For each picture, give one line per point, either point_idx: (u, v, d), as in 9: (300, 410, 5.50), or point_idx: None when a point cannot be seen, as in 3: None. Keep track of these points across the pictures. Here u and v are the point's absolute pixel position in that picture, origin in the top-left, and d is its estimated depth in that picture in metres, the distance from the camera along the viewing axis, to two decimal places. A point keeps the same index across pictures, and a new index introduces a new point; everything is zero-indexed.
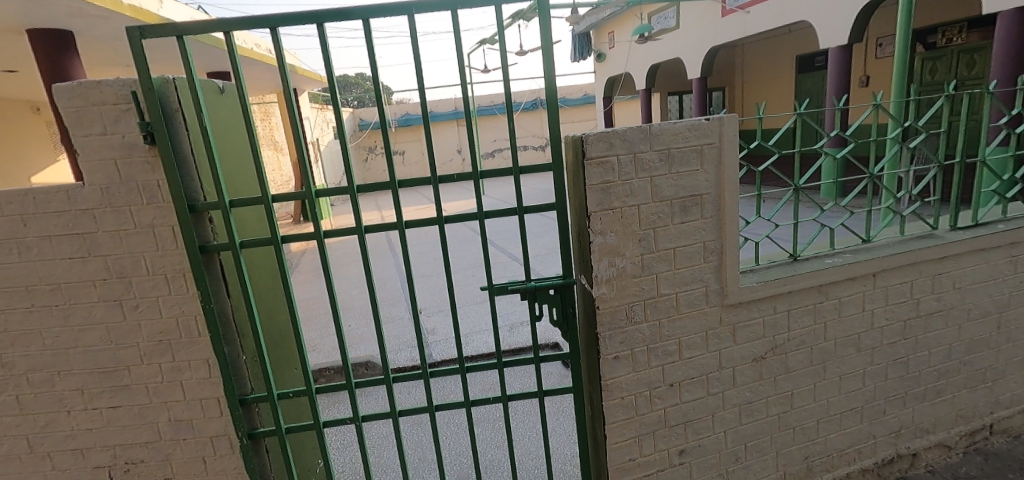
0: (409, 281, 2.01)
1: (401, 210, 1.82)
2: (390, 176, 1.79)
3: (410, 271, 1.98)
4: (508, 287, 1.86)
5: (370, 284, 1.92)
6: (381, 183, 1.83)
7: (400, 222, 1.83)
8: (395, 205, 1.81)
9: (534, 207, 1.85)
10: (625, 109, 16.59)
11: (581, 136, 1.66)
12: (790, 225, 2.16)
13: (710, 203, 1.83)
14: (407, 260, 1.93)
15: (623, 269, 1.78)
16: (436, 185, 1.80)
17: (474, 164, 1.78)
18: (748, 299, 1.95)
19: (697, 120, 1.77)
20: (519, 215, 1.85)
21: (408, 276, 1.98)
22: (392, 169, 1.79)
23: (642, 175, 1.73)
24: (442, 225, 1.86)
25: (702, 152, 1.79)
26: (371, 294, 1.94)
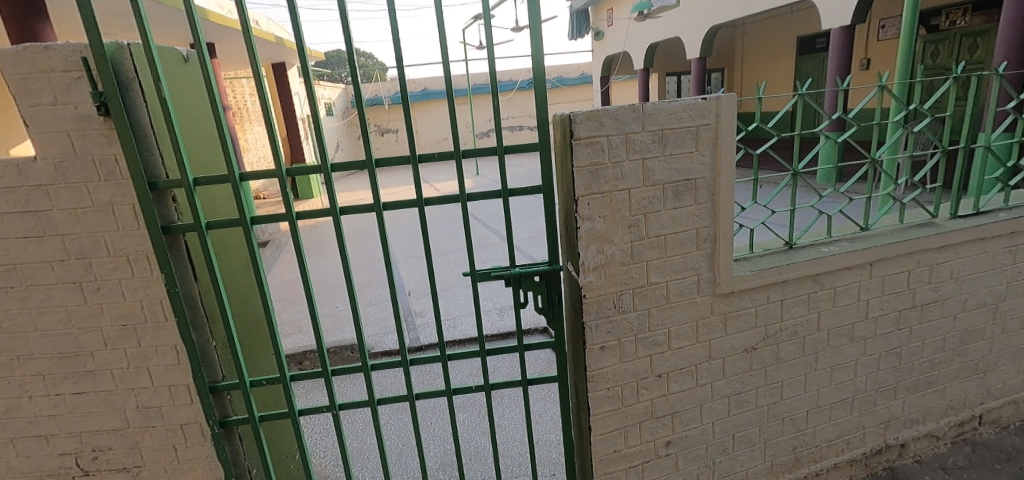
0: (388, 267, 1.91)
1: (379, 192, 1.72)
2: (367, 153, 1.68)
3: (389, 256, 1.89)
4: (491, 273, 1.78)
5: (347, 270, 1.83)
6: (357, 163, 1.72)
7: (377, 204, 1.73)
8: (373, 187, 1.71)
9: (519, 189, 1.76)
10: (622, 89, 16.36)
11: (568, 115, 1.55)
12: (786, 211, 2.06)
13: (704, 188, 1.75)
14: (385, 245, 1.84)
15: (611, 256, 1.70)
16: (416, 166, 1.69)
17: (457, 143, 1.66)
18: (740, 288, 1.88)
19: (693, 100, 1.67)
20: (504, 198, 1.76)
21: (386, 262, 1.89)
22: (369, 148, 1.67)
23: (633, 157, 1.64)
24: (422, 208, 1.76)
25: (698, 134, 1.69)
26: (348, 281, 1.85)
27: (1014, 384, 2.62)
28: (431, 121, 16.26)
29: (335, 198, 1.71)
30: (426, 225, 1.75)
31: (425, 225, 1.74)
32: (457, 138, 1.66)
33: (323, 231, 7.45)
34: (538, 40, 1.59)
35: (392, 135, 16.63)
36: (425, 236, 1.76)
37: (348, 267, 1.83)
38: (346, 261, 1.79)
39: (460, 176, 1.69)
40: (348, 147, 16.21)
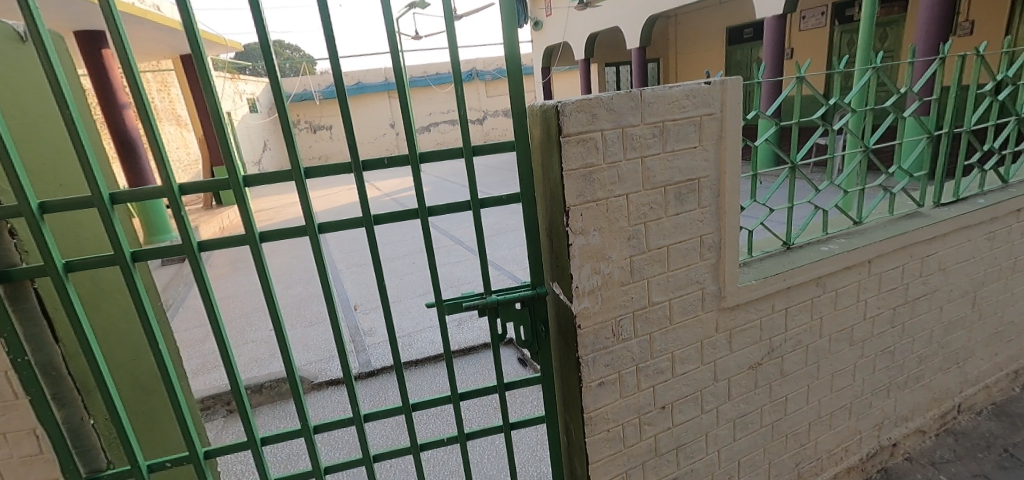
0: (332, 311, 1.44)
1: (313, 210, 1.33)
2: (293, 162, 1.29)
3: (332, 295, 1.42)
4: (462, 300, 1.48)
5: (275, 318, 1.39)
6: (282, 176, 1.31)
7: (310, 226, 1.34)
8: (303, 203, 1.32)
9: (491, 199, 1.42)
10: (562, 80, 16.30)
11: (556, 104, 1.23)
12: (785, 208, 1.83)
13: (707, 188, 1.49)
14: (325, 282, 1.40)
15: (608, 275, 1.41)
16: (360, 175, 1.33)
17: (414, 144, 1.30)
18: (745, 299, 1.65)
19: (696, 84, 1.39)
20: (474, 210, 1.42)
21: (328, 304, 1.43)
22: (296, 155, 1.28)
23: (632, 156, 1.35)
24: (370, 227, 1.39)
25: (701, 125, 1.42)
26: (281, 335, 1.41)
27: (987, 369, 2.60)
28: (367, 116, 15.44)
29: (253, 220, 1.31)
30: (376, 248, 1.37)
31: (375, 249, 1.37)
32: (413, 138, 1.31)
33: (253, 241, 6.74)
34: (508, 14, 1.27)
35: (325, 132, 15.61)
36: (376, 263, 1.38)
37: (275, 311, 1.39)
38: (272, 305, 1.37)
39: (419, 186, 1.35)
40: (277, 146, 15.06)
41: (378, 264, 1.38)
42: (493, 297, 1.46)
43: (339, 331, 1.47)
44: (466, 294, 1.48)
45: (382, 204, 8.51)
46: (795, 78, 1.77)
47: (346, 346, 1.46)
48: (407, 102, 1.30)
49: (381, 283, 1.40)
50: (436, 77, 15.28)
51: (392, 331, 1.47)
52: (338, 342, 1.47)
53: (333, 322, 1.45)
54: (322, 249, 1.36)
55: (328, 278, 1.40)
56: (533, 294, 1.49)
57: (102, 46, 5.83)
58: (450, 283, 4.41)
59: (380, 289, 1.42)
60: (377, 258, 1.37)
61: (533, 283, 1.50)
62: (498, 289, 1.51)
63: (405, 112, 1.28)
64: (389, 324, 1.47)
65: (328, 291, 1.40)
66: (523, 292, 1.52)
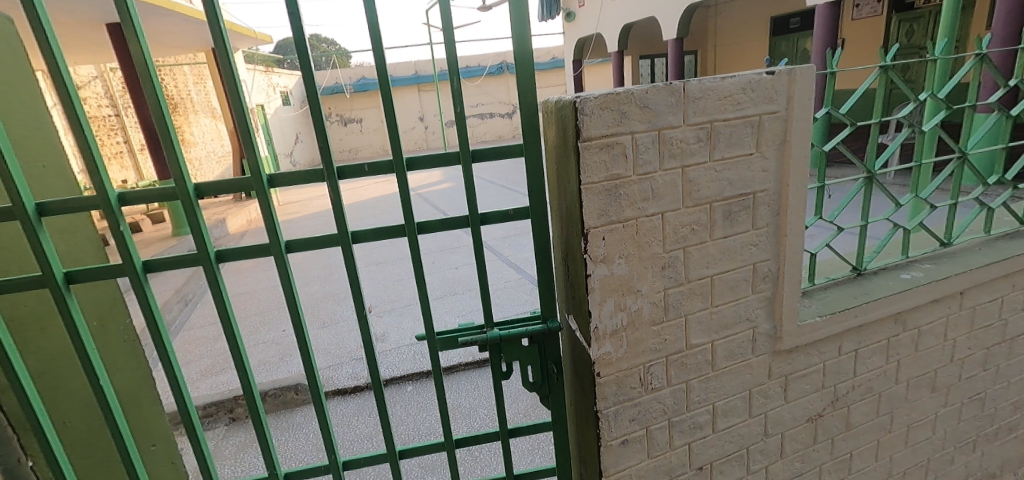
0: (305, 345, 1.21)
1: (278, 225, 1.11)
2: (252, 166, 1.05)
3: (304, 326, 1.20)
4: (459, 333, 1.25)
5: (237, 349, 1.18)
6: (240, 184, 1.08)
7: (274, 245, 1.11)
8: (266, 216, 1.10)
9: (496, 214, 1.17)
10: (594, 73, 15.82)
11: (574, 100, 0.96)
12: (856, 227, 1.51)
13: (765, 205, 1.19)
14: (295, 310, 1.17)
15: (637, 313, 1.13)
16: (334, 185, 1.10)
17: (399, 149, 1.07)
18: (806, 341, 1.34)
19: (755, 74, 1.09)
20: (473, 227, 1.17)
21: (298, 337, 1.20)
22: (256, 159, 1.06)
23: (670, 166, 1.07)
24: (348, 247, 1.15)
25: (760, 126, 1.12)
26: (243, 372, 1.19)
27: None
28: None
29: (207, 235, 1.09)
30: (355, 271, 1.15)
31: (354, 272, 1.16)
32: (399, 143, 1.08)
33: None
34: None
35: (355, 124, 15.60)
36: (355, 286, 1.17)
37: (237, 341, 1.18)
38: (231, 335, 1.16)
39: (407, 199, 1.11)
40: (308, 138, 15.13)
41: (357, 288, 1.17)
42: (494, 332, 1.22)
43: (313, 368, 1.24)
44: (464, 326, 1.24)
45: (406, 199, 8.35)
46: (878, 68, 1.43)
47: (320, 385, 1.23)
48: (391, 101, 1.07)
49: (361, 306, 1.20)
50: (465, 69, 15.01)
51: (375, 366, 1.26)
52: (311, 380, 1.24)
53: (306, 358, 1.22)
54: (291, 272, 1.13)
55: (299, 305, 1.18)
56: (543, 330, 1.23)
57: (133, 38, 5.80)
58: (469, 287, 4.17)
59: (362, 317, 1.21)
60: (357, 283, 1.16)
61: (544, 316, 1.24)
62: (503, 322, 1.26)
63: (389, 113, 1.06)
64: (371, 357, 1.25)
65: (298, 319, 1.18)
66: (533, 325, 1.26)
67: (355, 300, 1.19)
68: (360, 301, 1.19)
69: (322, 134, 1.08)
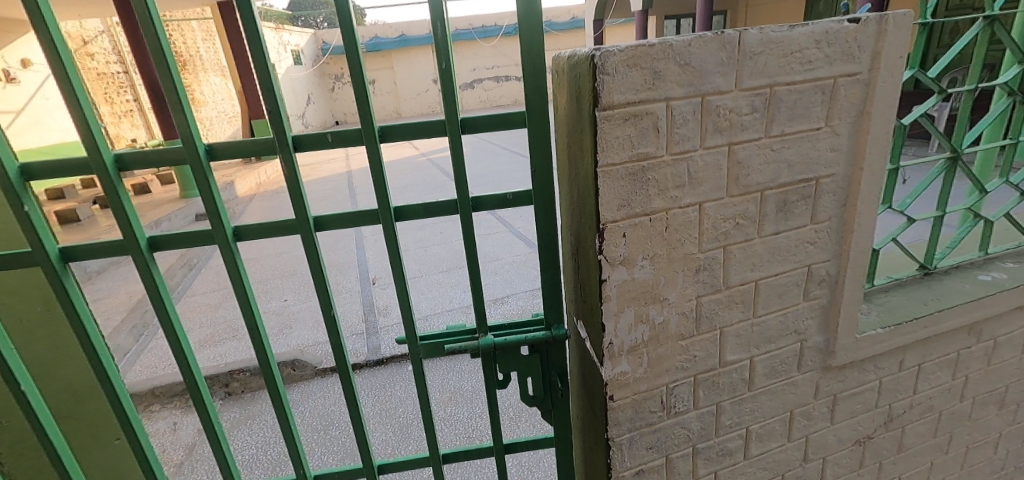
0: (263, 350, 1.02)
1: (222, 206, 0.90)
2: (183, 133, 0.84)
3: (260, 327, 1.01)
4: (446, 338, 1.06)
5: (183, 355, 0.99)
6: (170, 155, 0.87)
7: (217, 232, 0.90)
8: (205, 196, 0.88)
9: (491, 198, 0.95)
10: (617, 35, 14.95)
11: (593, 52, 0.72)
12: (930, 219, 1.25)
13: (828, 194, 0.95)
14: (248, 307, 0.98)
15: (661, 326, 0.92)
16: (290, 161, 0.89)
17: (369, 117, 0.87)
18: (864, 355, 1.12)
19: (835, 24, 0.82)
20: (463, 214, 0.95)
21: (255, 343, 1.01)
22: (187, 122, 0.84)
23: (713, 144, 0.83)
24: (310, 236, 0.94)
25: (833, 92, 0.87)
26: (193, 383, 1.01)
27: None
28: (410, 70, 14.77)
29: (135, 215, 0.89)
30: (320, 264, 0.96)
31: (319, 264, 0.97)
32: (368, 108, 0.87)
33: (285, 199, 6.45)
34: None
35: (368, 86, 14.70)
36: (320, 281, 0.98)
37: (181, 343, 0.98)
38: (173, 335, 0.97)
39: (379, 179, 0.91)
40: (321, 99, 14.61)
41: (322, 283, 0.98)
42: (486, 338, 1.02)
43: (274, 376, 1.05)
44: (452, 330, 1.05)
45: (417, 164, 8.05)
46: (983, 18, 1.10)
47: (283, 395, 1.05)
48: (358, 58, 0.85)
49: (330, 305, 1.01)
50: (482, 29, 14.30)
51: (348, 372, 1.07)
52: (272, 390, 1.05)
53: (264, 365, 1.03)
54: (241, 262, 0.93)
55: (252, 301, 0.99)
56: (546, 338, 1.02)
57: None
58: None
59: (330, 319, 1.02)
60: (323, 277, 0.97)
61: (547, 322, 1.04)
62: (501, 327, 1.06)
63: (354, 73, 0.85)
64: (344, 362, 1.06)
65: (256, 317, 1.00)
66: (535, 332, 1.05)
67: (321, 298, 1.00)
68: (328, 300, 1.00)
69: (271, 94, 0.86)
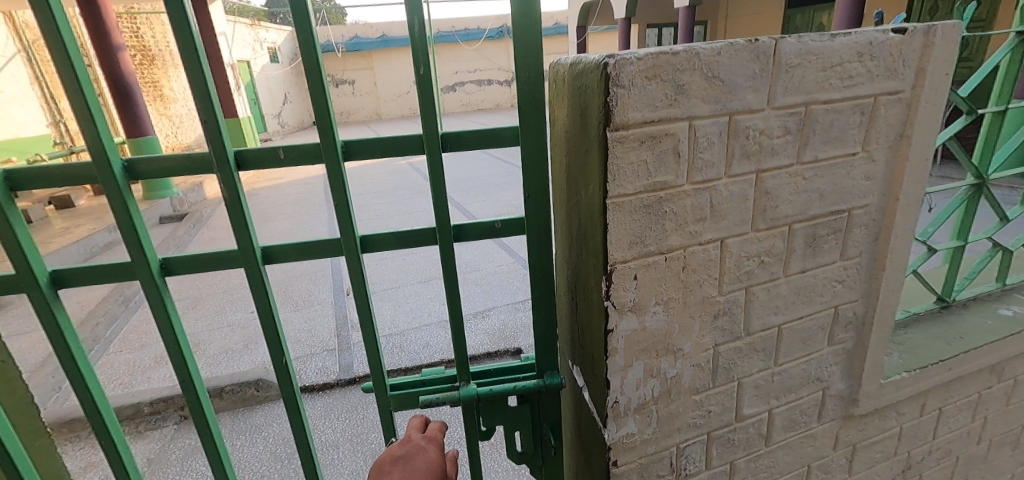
0: (197, 405, 0.85)
1: (145, 234, 0.74)
2: (92, 146, 0.68)
3: (196, 377, 0.85)
4: (421, 386, 0.91)
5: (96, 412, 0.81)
6: (78, 173, 0.70)
7: (137, 264, 0.74)
8: (121, 223, 0.72)
9: (476, 227, 0.81)
10: (598, 41, 14.97)
11: (605, 58, 0.58)
12: (954, 248, 1.15)
13: (860, 227, 0.83)
14: (180, 354, 0.82)
15: (674, 380, 0.78)
16: (230, 181, 0.73)
17: (328, 130, 0.72)
18: (888, 402, 1.01)
19: (880, 35, 0.70)
20: (443, 245, 0.81)
21: (188, 396, 0.84)
22: (96, 133, 0.68)
23: (740, 171, 0.70)
24: (258, 269, 0.79)
25: (873, 113, 0.75)
26: (111, 447, 0.83)
27: None
28: (391, 72, 14.49)
29: (34, 246, 0.72)
30: (270, 302, 0.81)
31: (269, 303, 0.81)
32: (327, 119, 0.73)
33: (257, 201, 6.14)
34: None
35: (348, 87, 14.31)
36: (269, 321, 0.83)
37: (94, 399, 0.80)
38: (84, 389, 0.79)
39: (343, 203, 0.77)
40: (297, 98, 14.17)
41: (273, 323, 0.83)
42: (469, 388, 0.87)
43: (212, 435, 0.88)
44: (429, 377, 0.91)
45: (397, 168, 7.84)
46: (1015, 34, 1.03)
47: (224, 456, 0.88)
48: (316, 59, 0.71)
49: (281, 350, 0.85)
50: (464, 32, 14.12)
51: (304, 429, 0.91)
52: (210, 452, 0.88)
53: (200, 423, 0.86)
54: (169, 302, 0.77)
55: (185, 346, 0.82)
56: (538, 388, 0.88)
57: None
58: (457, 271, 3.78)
59: (282, 366, 0.86)
60: (273, 317, 0.82)
61: (539, 369, 0.90)
62: (485, 374, 0.92)
63: (311, 76, 0.71)
64: (298, 417, 0.90)
65: (190, 366, 0.83)
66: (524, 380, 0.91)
67: (271, 341, 0.85)
68: (278, 344, 0.84)
69: (205, 101, 0.70)
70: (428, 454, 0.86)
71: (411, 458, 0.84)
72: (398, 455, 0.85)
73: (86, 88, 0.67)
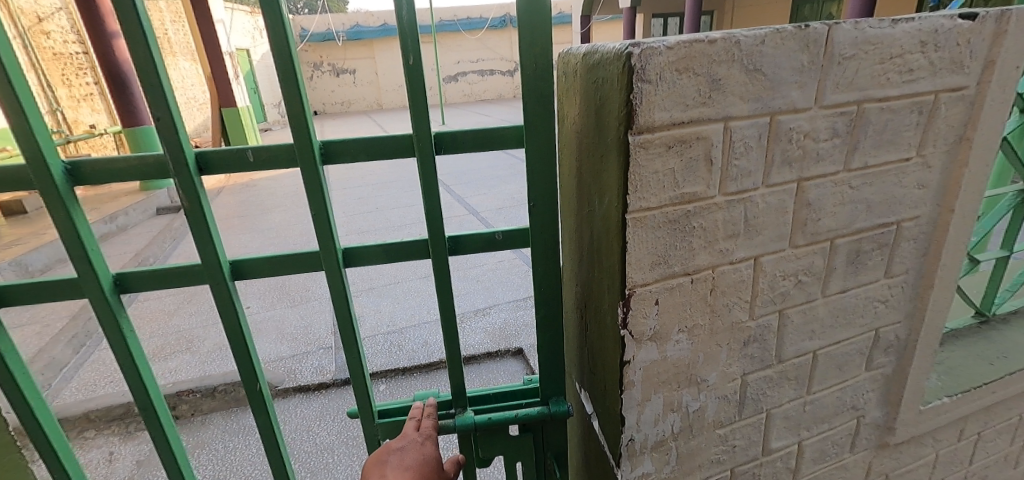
0: (159, 428, 0.79)
1: (93, 246, 0.68)
2: (27, 148, 0.61)
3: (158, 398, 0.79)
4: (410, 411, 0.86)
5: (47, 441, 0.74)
6: (15, 177, 0.65)
7: (86, 279, 0.68)
8: (65, 234, 0.66)
9: (472, 238, 0.73)
10: (603, 31, 14.70)
11: (628, 47, 0.48)
12: (998, 257, 1.06)
13: (909, 241, 0.73)
14: (139, 374, 0.76)
15: (697, 414, 0.69)
16: (191, 187, 0.67)
17: (303, 132, 0.65)
18: (926, 429, 0.92)
19: (946, 21, 0.60)
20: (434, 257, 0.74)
21: (149, 419, 0.78)
22: (30, 131, 0.61)
23: (780, 179, 0.60)
24: (225, 282, 0.73)
25: (932, 112, 0.65)
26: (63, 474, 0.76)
27: None
28: (393, 61, 14.28)
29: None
30: (238, 318, 0.76)
31: (237, 318, 0.76)
32: (303, 120, 0.66)
33: (256, 192, 6.03)
34: None
35: (349, 76, 14.16)
36: (237, 335, 0.78)
37: (40, 424, 0.73)
38: (27, 413, 0.71)
39: (322, 213, 0.70)
40: None
41: (240, 338, 0.78)
42: (466, 417, 0.79)
43: (175, 457, 0.83)
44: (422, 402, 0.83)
45: None
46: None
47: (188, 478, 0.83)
48: (289, 50, 0.63)
49: (251, 364, 0.81)
50: (467, 21, 13.88)
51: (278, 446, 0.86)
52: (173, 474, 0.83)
53: (161, 445, 0.81)
54: (122, 320, 0.71)
55: (144, 365, 0.76)
56: (542, 416, 0.80)
57: None
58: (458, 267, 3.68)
59: (251, 381, 0.81)
60: (241, 331, 0.77)
61: (543, 395, 0.82)
62: (485, 400, 0.84)
63: (283, 69, 0.63)
64: (271, 435, 0.85)
65: (148, 386, 0.77)
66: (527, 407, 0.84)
67: (239, 356, 0.80)
68: (247, 357, 0.80)
69: (157, 98, 0.63)
70: (429, 451, 0.74)
71: (408, 454, 0.72)
72: (394, 452, 0.73)
73: (17, 80, 0.60)
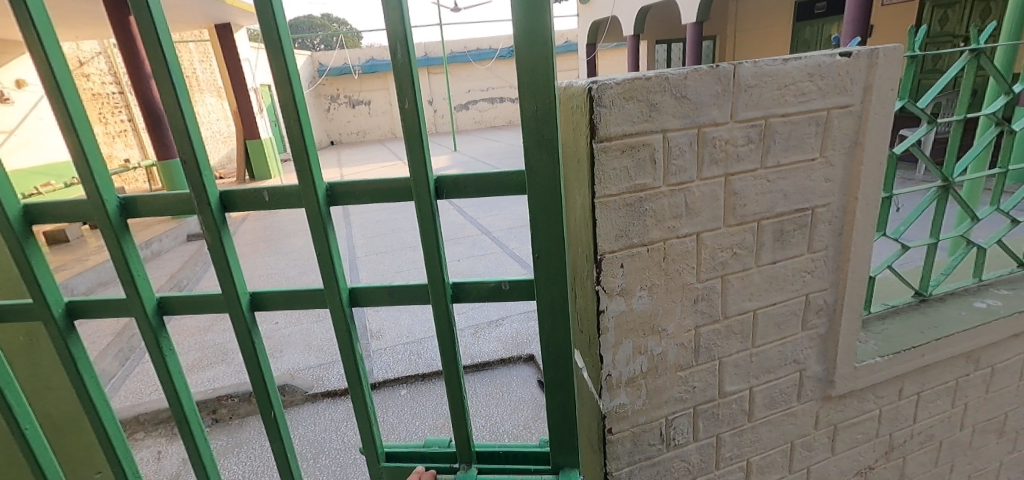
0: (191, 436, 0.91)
1: (138, 271, 0.81)
2: (87, 184, 0.75)
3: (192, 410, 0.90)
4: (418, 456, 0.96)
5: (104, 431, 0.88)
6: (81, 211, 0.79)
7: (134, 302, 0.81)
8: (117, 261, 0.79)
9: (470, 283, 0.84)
10: (609, 58, 15.18)
11: (590, 84, 0.72)
12: (924, 247, 1.25)
13: (824, 223, 0.95)
14: (173, 387, 0.88)
15: (660, 357, 0.90)
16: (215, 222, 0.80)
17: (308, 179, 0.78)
18: (863, 385, 1.11)
19: (826, 56, 0.83)
20: (435, 298, 0.85)
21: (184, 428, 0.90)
22: (89, 172, 0.74)
23: (711, 173, 0.83)
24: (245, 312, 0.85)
25: (827, 124, 0.87)
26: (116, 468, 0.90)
27: None
28: None
29: (50, 276, 0.81)
30: (254, 344, 0.87)
31: (253, 345, 0.87)
32: (309, 170, 0.78)
33: (279, 218, 6.33)
34: None
35: (364, 107, 14.69)
36: (256, 363, 0.89)
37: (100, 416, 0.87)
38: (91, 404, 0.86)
39: (327, 256, 0.82)
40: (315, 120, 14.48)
41: (257, 364, 0.89)
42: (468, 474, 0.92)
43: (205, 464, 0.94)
44: (431, 452, 0.95)
45: None
46: (969, 51, 1.13)
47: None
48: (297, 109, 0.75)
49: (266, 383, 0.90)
50: (477, 52, 14.44)
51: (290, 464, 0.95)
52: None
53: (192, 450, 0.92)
54: (162, 338, 0.84)
55: (181, 383, 0.88)
56: None
57: None
58: None
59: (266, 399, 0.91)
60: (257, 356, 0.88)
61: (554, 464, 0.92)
62: (492, 457, 0.95)
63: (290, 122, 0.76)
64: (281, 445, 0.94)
65: (184, 399, 0.89)
66: (535, 473, 0.94)
67: (256, 376, 0.90)
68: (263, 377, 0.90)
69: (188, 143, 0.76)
70: None
71: None
72: None
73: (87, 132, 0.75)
